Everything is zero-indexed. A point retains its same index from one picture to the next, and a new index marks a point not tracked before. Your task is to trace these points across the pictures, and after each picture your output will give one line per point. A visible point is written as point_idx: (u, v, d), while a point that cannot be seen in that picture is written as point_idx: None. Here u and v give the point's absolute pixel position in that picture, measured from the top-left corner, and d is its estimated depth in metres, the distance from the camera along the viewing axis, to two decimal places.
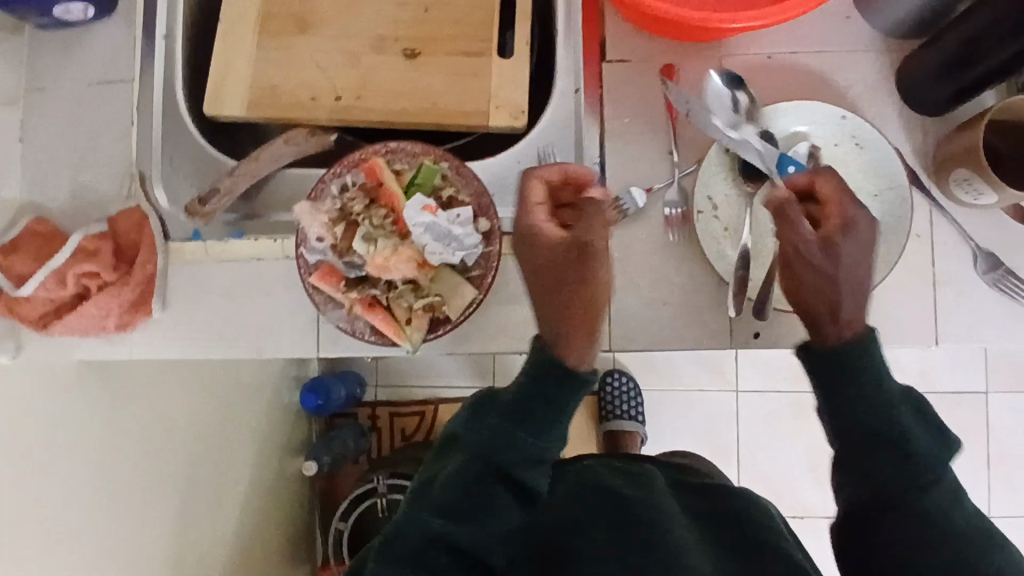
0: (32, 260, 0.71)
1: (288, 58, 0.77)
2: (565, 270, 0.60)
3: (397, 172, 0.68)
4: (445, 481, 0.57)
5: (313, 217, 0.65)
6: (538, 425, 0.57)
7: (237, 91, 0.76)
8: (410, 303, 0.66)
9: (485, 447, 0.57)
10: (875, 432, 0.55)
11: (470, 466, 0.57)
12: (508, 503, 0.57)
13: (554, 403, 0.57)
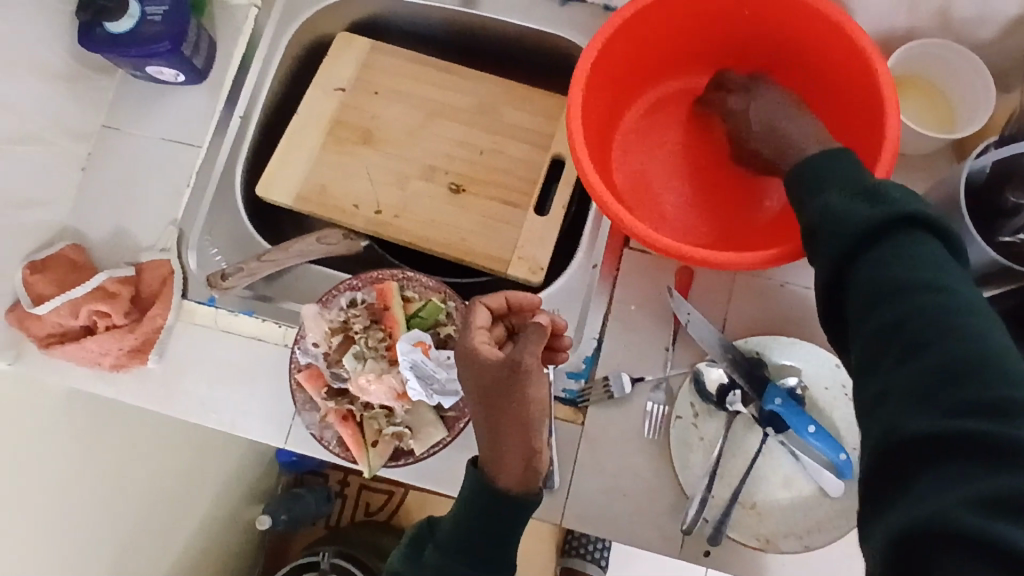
0: (54, 284, 0.74)
1: (345, 163, 0.83)
2: (503, 396, 0.55)
3: (405, 299, 0.71)
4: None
5: (315, 323, 0.69)
6: (485, 548, 0.57)
7: (290, 181, 0.81)
8: (380, 426, 0.68)
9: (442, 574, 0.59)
10: (938, 361, 0.39)
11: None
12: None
13: (500, 520, 0.57)
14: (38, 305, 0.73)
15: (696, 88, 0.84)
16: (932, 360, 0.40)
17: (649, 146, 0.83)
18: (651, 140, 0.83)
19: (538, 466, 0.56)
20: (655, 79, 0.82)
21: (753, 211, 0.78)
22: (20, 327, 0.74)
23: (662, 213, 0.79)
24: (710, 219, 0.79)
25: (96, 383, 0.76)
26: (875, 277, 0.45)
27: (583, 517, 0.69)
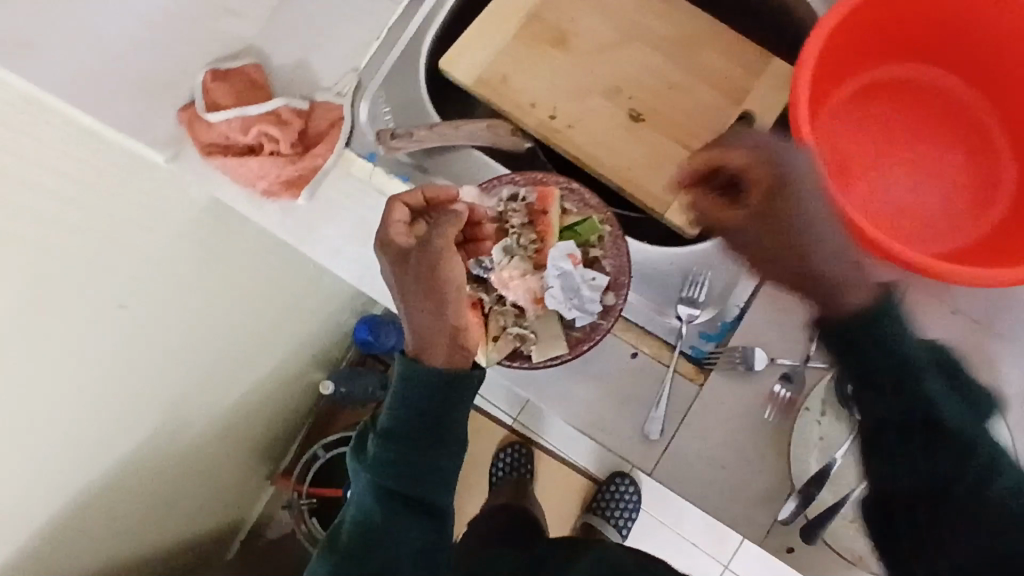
0: (231, 96, 0.75)
1: (531, 61, 0.80)
2: (430, 290, 0.60)
3: (562, 208, 0.69)
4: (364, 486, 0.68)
5: (473, 205, 0.68)
6: (441, 427, 0.66)
7: (473, 62, 0.79)
8: (505, 324, 0.67)
9: (409, 458, 0.66)
10: None
11: (400, 477, 0.66)
12: (440, 489, 0.67)
13: (438, 408, 0.65)
14: (213, 112, 0.74)
15: (919, 79, 0.74)
16: (915, 439, 0.55)
17: (848, 127, 0.74)
18: (853, 121, 0.74)
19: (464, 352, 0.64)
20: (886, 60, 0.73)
21: (932, 240, 0.70)
22: (189, 127, 0.75)
23: (862, 204, 0.71)
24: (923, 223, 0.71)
25: (242, 203, 0.77)
26: None
27: (676, 476, 0.67)
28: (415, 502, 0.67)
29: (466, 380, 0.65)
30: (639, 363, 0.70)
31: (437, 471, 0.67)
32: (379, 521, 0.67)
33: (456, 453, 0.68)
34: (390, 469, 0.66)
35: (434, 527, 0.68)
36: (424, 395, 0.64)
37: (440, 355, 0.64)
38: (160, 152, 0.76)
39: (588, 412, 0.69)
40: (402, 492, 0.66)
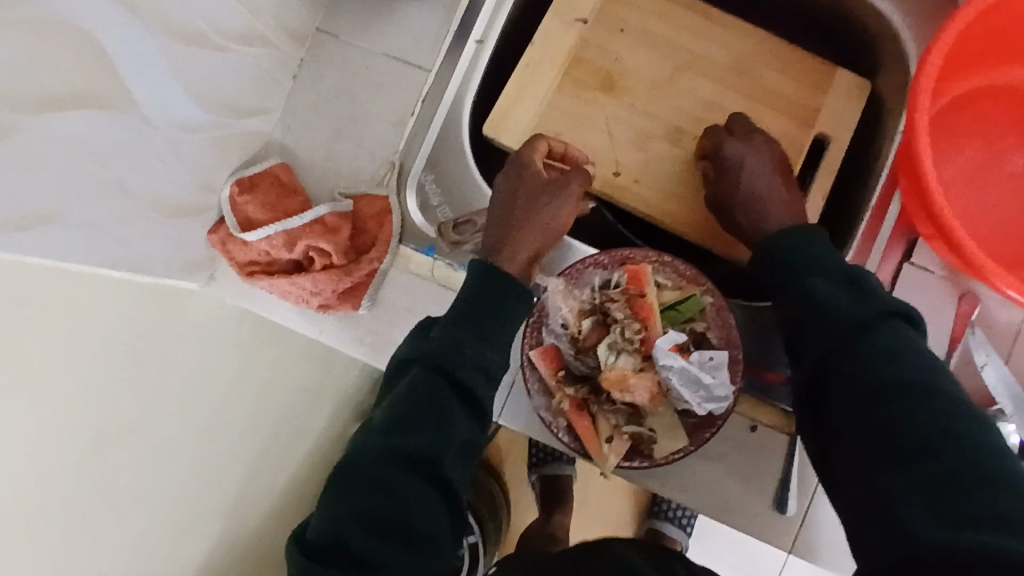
0: (264, 209, 0.67)
1: (582, 113, 0.72)
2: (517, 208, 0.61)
3: (657, 285, 0.63)
4: (332, 506, 0.50)
5: (564, 300, 0.62)
6: (447, 413, 0.51)
7: (521, 124, 0.72)
8: (617, 423, 0.62)
9: (386, 453, 0.50)
10: None
11: (369, 478, 0.49)
12: (430, 507, 0.50)
13: (441, 387, 0.51)
14: (248, 232, 0.66)
15: None
16: (912, 432, 0.44)
17: (974, 127, 0.72)
18: (981, 119, 0.72)
19: (568, 216, 0.62)
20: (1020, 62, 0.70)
21: None
22: (225, 251, 0.67)
23: (972, 208, 0.70)
24: (1010, 237, 0.69)
25: (299, 321, 0.71)
26: None
27: (810, 548, 0.65)
28: (390, 525, 0.48)
29: (493, 356, 0.53)
30: (759, 436, 0.65)
31: (422, 474, 0.50)
32: (343, 550, 0.47)
33: (457, 463, 0.52)
34: (367, 473, 0.50)
35: (391, 549, 0.48)
36: (435, 376, 0.51)
37: (464, 320, 0.53)
38: (194, 279, 0.69)
39: (714, 496, 0.65)
40: (383, 511, 0.48)
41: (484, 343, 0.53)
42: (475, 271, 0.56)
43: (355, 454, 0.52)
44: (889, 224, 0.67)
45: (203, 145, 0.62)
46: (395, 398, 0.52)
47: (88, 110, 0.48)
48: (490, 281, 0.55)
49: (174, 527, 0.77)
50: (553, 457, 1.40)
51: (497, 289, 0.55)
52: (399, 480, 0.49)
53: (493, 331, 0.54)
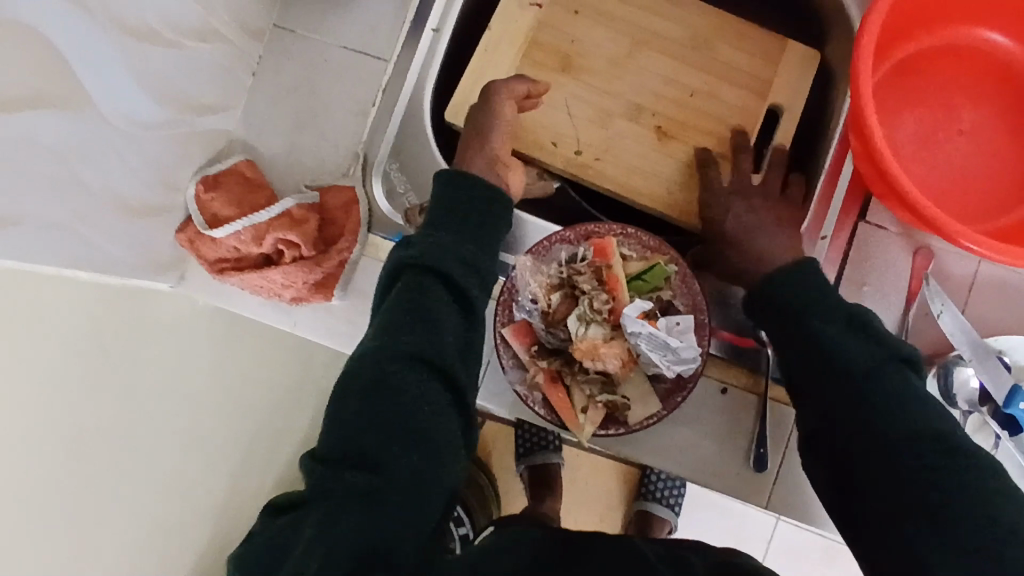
0: (231, 206, 0.67)
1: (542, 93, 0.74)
2: (473, 146, 0.66)
3: (623, 257, 0.65)
4: (345, 415, 0.49)
5: (533, 275, 0.63)
6: (443, 311, 0.53)
7: None
8: (591, 393, 0.64)
9: (389, 354, 0.51)
10: None
11: (378, 380, 0.50)
12: (437, 404, 0.51)
13: (435, 286, 0.53)
14: (216, 229, 0.66)
15: (997, 52, 0.74)
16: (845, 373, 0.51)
17: (927, 90, 0.74)
18: (932, 82, 0.74)
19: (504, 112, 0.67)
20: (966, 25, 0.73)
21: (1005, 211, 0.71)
22: (193, 249, 0.67)
23: (929, 167, 0.72)
24: (969, 192, 0.72)
25: (272, 315, 0.71)
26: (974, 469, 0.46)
27: (789, 503, 0.66)
28: (400, 422, 0.48)
29: (481, 261, 0.56)
30: (730, 398, 0.67)
31: (425, 371, 0.51)
32: (351, 451, 0.47)
33: (457, 365, 0.53)
34: (371, 376, 0.50)
35: (401, 447, 0.48)
36: (427, 279, 0.53)
37: (449, 227, 0.57)
38: (165, 279, 0.70)
39: (693, 459, 0.67)
40: (393, 409, 0.49)
41: (475, 247, 0.56)
42: (441, 187, 0.59)
43: (355, 367, 0.52)
44: (844, 185, 0.69)
45: (165, 142, 0.63)
46: (389, 307, 0.53)
47: (52, 108, 0.49)
48: (470, 191, 0.59)
49: (158, 530, 0.76)
50: (540, 444, 1.42)
51: (475, 201, 0.59)
52: (408, 378, 0.50)
53: (479, 238, 0.58)
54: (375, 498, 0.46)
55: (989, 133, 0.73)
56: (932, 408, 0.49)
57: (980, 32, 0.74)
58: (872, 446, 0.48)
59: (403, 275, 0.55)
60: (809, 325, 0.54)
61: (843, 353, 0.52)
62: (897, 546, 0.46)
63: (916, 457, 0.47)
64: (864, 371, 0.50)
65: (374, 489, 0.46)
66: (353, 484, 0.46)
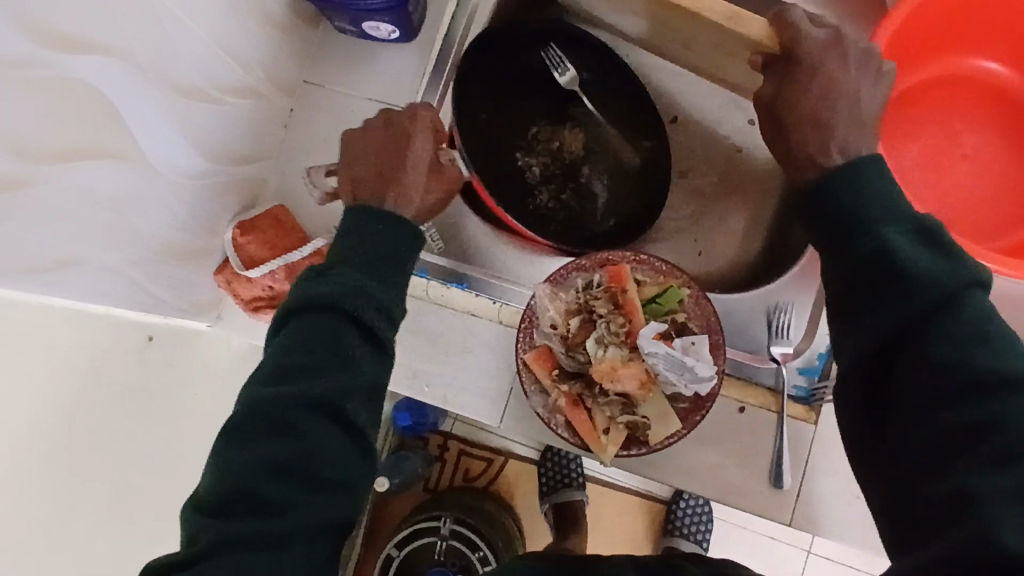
0: (265, 247, 0.71)
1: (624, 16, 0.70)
2: (387, 148, 0.61)
3: (637, 283, 0.68)
4: (235, 458, 0.47)
5: (551, 302, 0.67)
6: (348, 354, 0.51)
7: None
8: (612, 414, 0.66)
9: (283, 397, 0.48)
10: None
11: (275, 423, 0.48)
12: (338, 448, 0.49)
13: (337, 330, 0.51)
14: (251, 269, 0.70)
15: (997, 80, 0.78)
16: (924, 297, 0.43)
17: (930, 118, 0.78)
18: (934, 109, 0.78)
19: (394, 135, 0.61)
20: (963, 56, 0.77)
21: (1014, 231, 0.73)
22: (231, 289, 0.72)
23: (933, 189, 0.75)
24: (973, 211, 0.74)
25: None
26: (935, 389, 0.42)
27: (812, 519, 0.67)
28: (295, 470, 0.47)
29: (392, 301, 0.54)
30: (748, 416, 0.69)
31: (324, 414, 0.49)
32: (244, 497, 0.46)
33: (363, 411, 0.51)
34: (269, 415, 0.48)
35: (300, 495, 0.47)
36: (334, 321, 0.51)
37: (358, 265, 0.53)
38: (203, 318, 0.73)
39: (714, 477, 0.68)
40: (292, 453, 0.47)
41: (380, 284, 0.53)
42: (352, 223, 0.56)
43: (250, 403, 0.49)
44: None
45: (204, 189, 0.68)
46: (287, 343, 0.51)
47: (96, 159, 0.54)
48: (379, 227, 0.55)
49: None
50: (563, 482, 1.42)
51: (385, 237, 0.55)
52: (304, 423, 0.48)
53: (387, 274, 0.54)
54: (271, 547, 0.45)
55: (989, 155, 0.76)
56: (992, 338, 0.42)
57: (975, 61, 0.77)
58: (924, 386, 0.43)
59: (305, 308, 0.52)
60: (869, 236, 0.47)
61: (899, 254, 0.45)
62: (904, 487, 0.43)
63: (943, 390, 0.42)
64: (922, 285, 0.44)
65: (261, 541, 0.45)
66: (239, 532, 0.44)
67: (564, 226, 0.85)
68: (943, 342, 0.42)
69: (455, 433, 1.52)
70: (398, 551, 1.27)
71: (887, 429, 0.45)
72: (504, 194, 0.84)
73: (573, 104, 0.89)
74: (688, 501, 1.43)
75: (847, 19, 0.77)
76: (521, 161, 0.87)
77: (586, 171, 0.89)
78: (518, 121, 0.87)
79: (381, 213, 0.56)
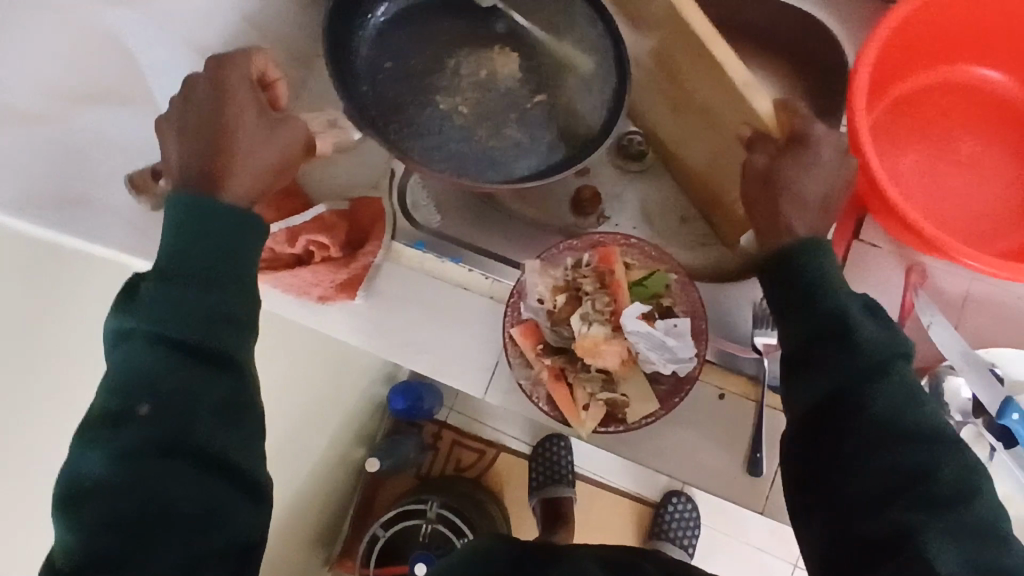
0: (272, 210, 0.75)
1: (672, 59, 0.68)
2: (209, 110, 0.55)
3: (626, 265, 0.69)
4: (78, 518, 0.44)
5: (540, 278, 0.69)
6: (183, 385, 0.47)
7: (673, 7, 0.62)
8: (593, 391, 0.67)
9: (118, 451, 0.45)
10: None
11: (115, 476, 0.45)
12: (192, 482, 0.46)
13: (171, 365, 0.47)
14: None
15: (992, 90, 0.79)
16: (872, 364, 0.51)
17: (927, 125, 0.79)
18: (930, 116, 0.79)
19: (216, 95, 0.56)
20: (959, 66, 0.79)
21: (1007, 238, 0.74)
22: None
23: (927, 193, 0.76)
24: (968, 215, 0.75)
25: (300, 313, 0.76)
26: (875, 440, 0.50)
27: (785, 509, 0.68)
28: (146, 517, 0.44)
29: (230, 302, 0.49)
30: (728, 403, 0.70)
31: (168, 455, 0.46)
32: (91, 556, 0.43)
33: (219, 433, 0.48)
34: (107, 472, 0.45)
35: (156, 538, 0.44)
36: (155, 348, 0.47)
37: (191, 277, 0.49)
38: None
39: (690, 462, 0.69)
40: (138, 502, 0.44)
41: (205, 290, 0.49)
42: (181, 215, 0.51)
43: (82, 460, 0.46)
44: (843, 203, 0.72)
45: None
46: (119, 388, 0.47)
47: (114, 107, 0.61)
48: (208, 226, 0.50)
49: None
50: (552, 478, 1.43)
51: (211, 238, 0.50)
52: (144, 473, 0.45)
53: (218, 276, 0.50)
54: None
55: (986, 159, 0.77)
56: (919, 399, 0.51)
57: (974, 69, 0.79)
58: (867, 437, 0.50)
59: (138, 343, 0.48)
60: (831, 305, 0.53)
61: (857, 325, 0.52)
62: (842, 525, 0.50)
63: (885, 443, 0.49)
64: (871, 353, 0.51)
65: None
66: None
67: (514, 171, 0.69)
68: (885, 401, 0.50)
69: (449, 423, 1.54)
70: (384, 532, 1.29)
71: (828, 471, 0.51)
72: (429, 153, 0.70)
73: (482, 30, 0.75)
74: (677, 505, 1.44)
75: None
76: (441, 105, 0.71)
77: (525, 94, 0.73)
78: (425, 68, 0.73)
79: (204, 213, 0.50)
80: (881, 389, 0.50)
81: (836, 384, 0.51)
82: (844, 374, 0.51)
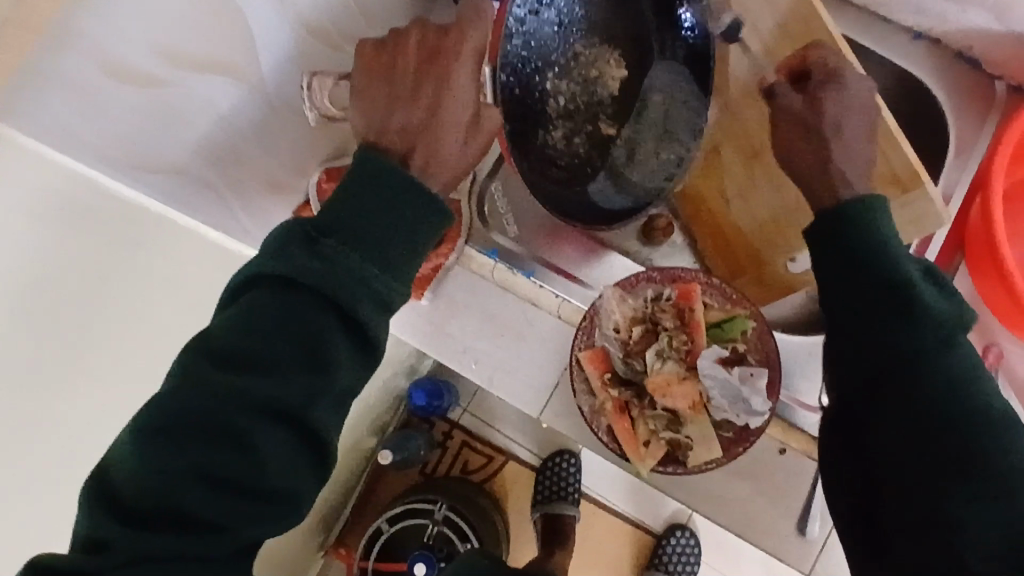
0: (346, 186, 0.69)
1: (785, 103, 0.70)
2: (434, 57, 0.53)
3: (705, 305, 0.67)
4: (159, 461, 0.43)
5: (618, 306, 0.67)
6: (312, 364, 0.46)
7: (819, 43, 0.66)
8: (655, 428, 0.66)
9: (238, 404, 0.45)
10: None
11: (220, 425, 0.44)
12: (289, 464, 0.46)
13: (305, 324, 0.46)
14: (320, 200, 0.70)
15: None
16: (935, 369, 0.46)
17: None
18: None
19: (450, 67, 0.53)
20: None
21: None
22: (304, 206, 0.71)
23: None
24: None
25: None
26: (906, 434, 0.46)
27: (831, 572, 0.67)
28: (235, 483, 0.44)
29: (391, 294, 0.48)
30: (788, 459, 0.68)
31: (280, 424, 0.46)
32: (175, 510, 0.43)
33: (329, 436, 0.48)
34: (210, 417, 0.44)
35: (229, 507, 0.44)
36: (308, 300, 0.46)
37: (354, 251, 0.47)
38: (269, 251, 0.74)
39: (744, 513, 0.68)
40: (223, 459, 0.44)
41: (384, 275, 0.48)
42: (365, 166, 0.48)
43: (182, 394, 0.44)
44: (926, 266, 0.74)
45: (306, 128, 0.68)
46: (241, 324, 0.46)
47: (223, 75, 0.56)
48: (393, 217, 0.48)
49: None
50: (559, 494, 1.42)
51: (383, 205, 0.48)
52: (254, 441, 0.45)
53: (390, 261, 0.48)
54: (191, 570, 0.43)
55: None
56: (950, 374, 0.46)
57: None
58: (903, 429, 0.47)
59: (266, 274, 0.47)
60: (899, 293, 0.48)
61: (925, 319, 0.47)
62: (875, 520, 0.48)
63: (917, 441, 0.46)
64: (928, 330, 0.47)
65: None
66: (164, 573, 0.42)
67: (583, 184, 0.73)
68: (936, 382, 0.46)
69: (461, 424, 1.52)
70: (389, 527, 1.27)
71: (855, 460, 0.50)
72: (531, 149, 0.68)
73: (618, 27, 0.70)
74: (679, 539, 1.43)
75: (955, 90, 0.77)
76: (548, 87, 0.68)
77: (607, 111, 0.73)
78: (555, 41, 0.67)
79: (383, 187, 0.48)
80: (934, 372, 0.46)
81: (859, 338, 0.49)
82: (877, 331, 0.48)
